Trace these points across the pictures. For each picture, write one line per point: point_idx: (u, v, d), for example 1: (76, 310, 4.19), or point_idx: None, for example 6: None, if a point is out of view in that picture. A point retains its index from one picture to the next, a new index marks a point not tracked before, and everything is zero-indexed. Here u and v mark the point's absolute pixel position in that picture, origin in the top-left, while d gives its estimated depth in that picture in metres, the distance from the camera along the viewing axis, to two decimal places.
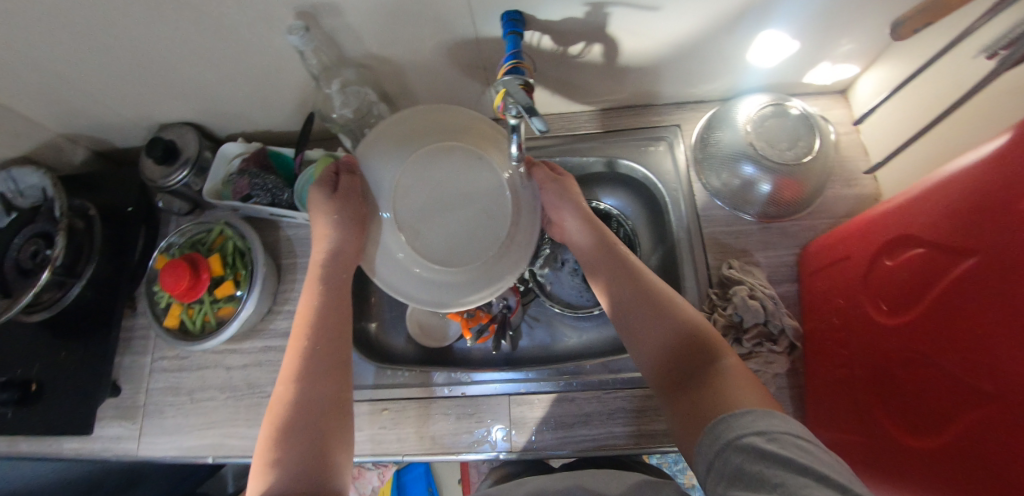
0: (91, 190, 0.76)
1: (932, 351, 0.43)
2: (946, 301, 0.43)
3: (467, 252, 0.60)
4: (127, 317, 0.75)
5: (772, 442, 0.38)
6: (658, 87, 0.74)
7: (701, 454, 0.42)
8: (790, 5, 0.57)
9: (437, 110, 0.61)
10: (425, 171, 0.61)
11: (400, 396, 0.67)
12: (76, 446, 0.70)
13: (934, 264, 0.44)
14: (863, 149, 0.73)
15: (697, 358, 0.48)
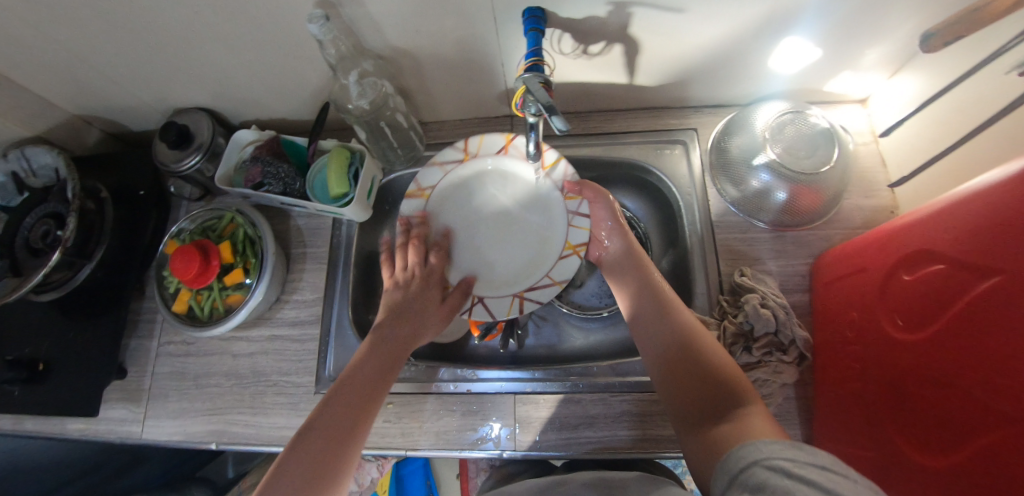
0: (104, 173, 0.76)
1: (951, 369, 0.43)
2: (967, 319, 0.42)
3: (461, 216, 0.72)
4: (135, 300, 0.75)
5: (801, 467, 0.36)
6: (678, 89, 0.73)
7: (723, 472, 0.41)
8: (817, 11, 0.56)
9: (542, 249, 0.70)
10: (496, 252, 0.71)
11: (407, 392, 0.67)
12: (80, 427, 0.71)
13: (955, 280, 0.44)
14: (881, 159, 0.73)
15: (719, 384, 0.49)
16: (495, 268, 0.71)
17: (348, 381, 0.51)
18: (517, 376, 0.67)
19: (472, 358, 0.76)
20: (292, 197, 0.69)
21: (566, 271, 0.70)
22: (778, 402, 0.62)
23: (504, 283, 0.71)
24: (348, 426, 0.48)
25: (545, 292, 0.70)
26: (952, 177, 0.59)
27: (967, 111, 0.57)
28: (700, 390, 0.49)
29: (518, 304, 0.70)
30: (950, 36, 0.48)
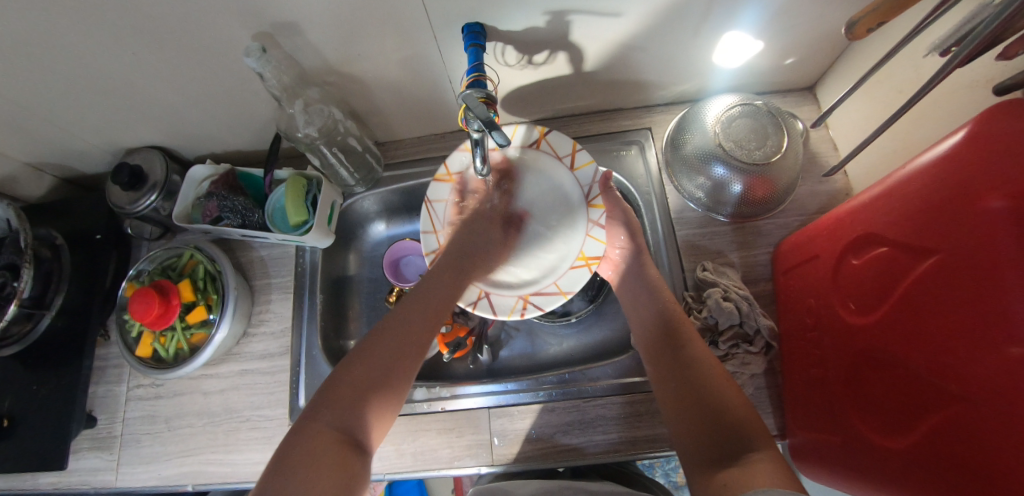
0: (59, 219, 0.75)
1: (901, 351, 0.43)
2: (911, 302, 0.43)
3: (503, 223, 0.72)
4: (100, 346, 0.73)
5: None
6: (629, 91, 0.74)
7: None
8: (751, 6, 0.57)
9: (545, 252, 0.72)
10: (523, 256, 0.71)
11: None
12: (53, 480, 0.69)
13: (898, 263, 0.45)
14: (833, 144, 0.75)
15: (732, 428, 0.48)
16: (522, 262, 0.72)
17: (392, 331, 0.56)
18: (497, 391, 0.66)
19: (448, 374, 0.75)
20: (251, 230, 0.69)
21: (575, 280, 0.68)
22: (749, 393, 0.62)
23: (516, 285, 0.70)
24: (391, 368, 0.53)
25: (549, 300, 0.67)
26: (896, 157, 0.61)
27: (905, 92, 0.59)
28: (711, 429, 0.49)
29: (521, 306, 0.67)
30: (873, 23, 0.48)
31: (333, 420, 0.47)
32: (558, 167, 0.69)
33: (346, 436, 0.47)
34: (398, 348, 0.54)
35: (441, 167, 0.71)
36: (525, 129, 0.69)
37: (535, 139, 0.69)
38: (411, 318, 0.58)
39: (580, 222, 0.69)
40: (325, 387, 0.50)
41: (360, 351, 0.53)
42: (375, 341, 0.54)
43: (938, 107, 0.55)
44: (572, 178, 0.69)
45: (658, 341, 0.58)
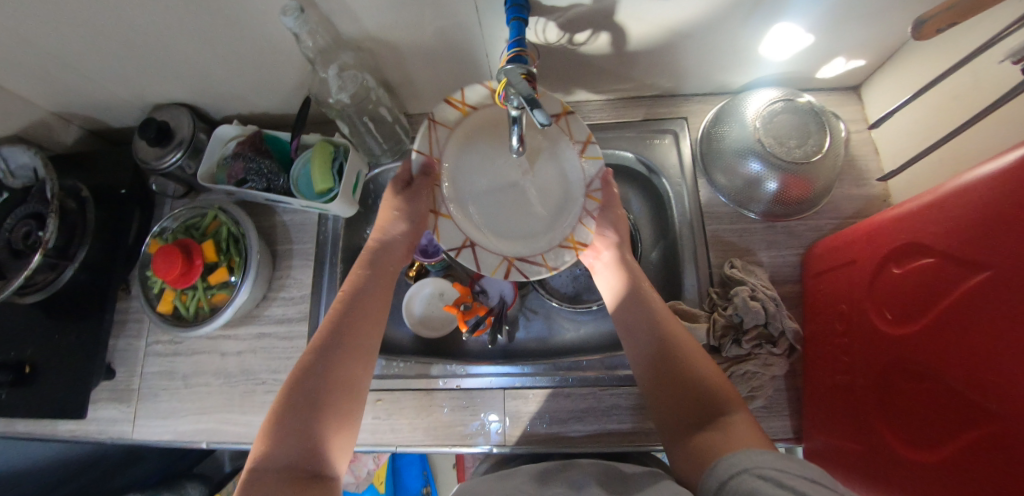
0: (84, 171, 0.75)
1: (936, 365, 0.42)
2: (953, 317, 0.41)
3: (505, 192, 0.63)
4: (121, 300, 0.74)
5: (796, 479, 0.37)
6: (668, 78, 0.72)
7: (713, 476, 0.41)
8: None
9: (527, 227, 0.63)
10: (505, 221, 0.63)
11: (406, 388, 0.66)
12: (71, 428, 0.70)
13: (944, 275, 0.43)
14: (873, 148, 0.73)
15: (709, 401, 0.48)
16: (504, 223, 0.63)
17: (333, 366, 0.49)
18: (513, 373, 0.66)
19: (462, 351, 0.75)
20: (275, 194, 0.68)
21: (559, 259, 0.63)
22: (768, 394, 0.62)
23: (492, 242, 0.62)
24: (333, 391, 0.48)
25: (534, 270, 0.62)
26: (945, 166, 0.59)
27: (964, 98, 0.56)
28: (683, 400, 0.49)
29: (505, 269, 0.62)
30: (943, 23, 0.46)
31: (284, 459, 0.43)
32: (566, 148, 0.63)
33: (302, 472, 0.43)
34: (344, 382, 0.49)
35: (458, 92, 0.62)
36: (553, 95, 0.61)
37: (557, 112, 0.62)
38: (353, 343, 0.51)
39: (575, 207, 0.63)
40: (270, 425, 0.45)
41: (302, 389, 0.47)
42: (317, 381, 0.48)
43: (999, 115, 0.52)
44: (575, 165, 0.63)
45: (638, 321, 0.56)
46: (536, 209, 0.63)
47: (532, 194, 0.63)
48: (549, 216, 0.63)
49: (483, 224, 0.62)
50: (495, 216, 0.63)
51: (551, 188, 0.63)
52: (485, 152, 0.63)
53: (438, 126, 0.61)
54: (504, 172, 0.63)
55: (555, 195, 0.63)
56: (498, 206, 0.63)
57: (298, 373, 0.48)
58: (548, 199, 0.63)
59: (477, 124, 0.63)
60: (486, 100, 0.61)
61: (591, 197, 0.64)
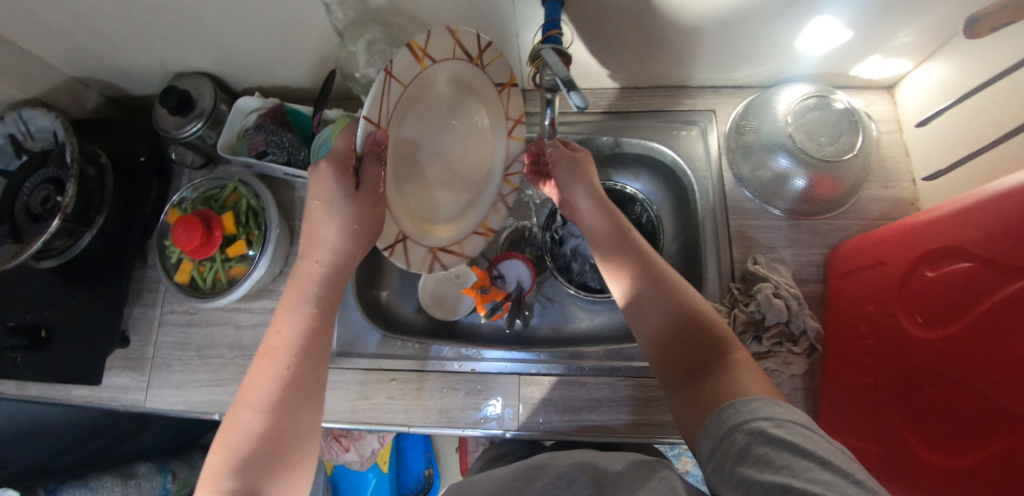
0: (103, 137, 0.74)
1: (966, 370, 0.42)
2: (988, 323, 0.40)
3: (438, 164, 0.59)
4: (137, 269, 0.74)
5: (782, 429, 0.36)
6: (699, 69, 0.70)
7: (708, 433, 0.41)
8: None
9: (450, 207, 0.62)
10: (432, 199, 0.60)
11: (405, 367, 0.66)
12: (84, 394, 0.71)
13: (980, 280, 0.42)
14: (904, 150, 0.71)
15: (706, 348, 0.47)
16: (433, 202, 0.60)
17: (272, 424, 0.43)
18: (519, 358, 0.66)
19: (476, 335, 0.75)
20: (296, 168, 0.68)
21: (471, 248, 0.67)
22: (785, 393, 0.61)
23: (422, 225, 0.59)
24: (281, 448, 0.43)
25: (451, 261, 0.65)
26: (981, 170, 0.58)
27: (1004, 102, 0.55)
28: (679, 346, 0.49)
29: (430, 261, 0.62)
30: (998, 22, 0.44)
31: None
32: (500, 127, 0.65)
33: None
34: (287, 438, 0.44)
35: (423, 37, 0.50)
36: (505, 62, 0.60)
37: (504, 82, 0.62)
38: (292, 399, 0.45)
39: (490, 193, 0.67)
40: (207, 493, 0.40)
41: (236, 455, 0.42)
42: (252, 444, 0.42)
43: None
44: (501, 143, 0.66)
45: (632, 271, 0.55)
46: (463, 186, 0.63)
47: (461, 171, 0.63)
48: (472, 196, 0.65)
49: (416, 202, 0.58)
50: (424, 194, 0.59)
51: (473, 160, 0.64)
52: (428, 114, 0.56)
53: (393, 81, 0.48)
54: (437, 139, 0.58)
55: (481, 173, 0.65)
56: (429, 181, 0.58)
57: (231, 435, 0.43)
58: (471, 175, 0.64)
59: (431, 79, 0.54)
60: (445, 53, 0.53)
61: (509, 180, 0.68)
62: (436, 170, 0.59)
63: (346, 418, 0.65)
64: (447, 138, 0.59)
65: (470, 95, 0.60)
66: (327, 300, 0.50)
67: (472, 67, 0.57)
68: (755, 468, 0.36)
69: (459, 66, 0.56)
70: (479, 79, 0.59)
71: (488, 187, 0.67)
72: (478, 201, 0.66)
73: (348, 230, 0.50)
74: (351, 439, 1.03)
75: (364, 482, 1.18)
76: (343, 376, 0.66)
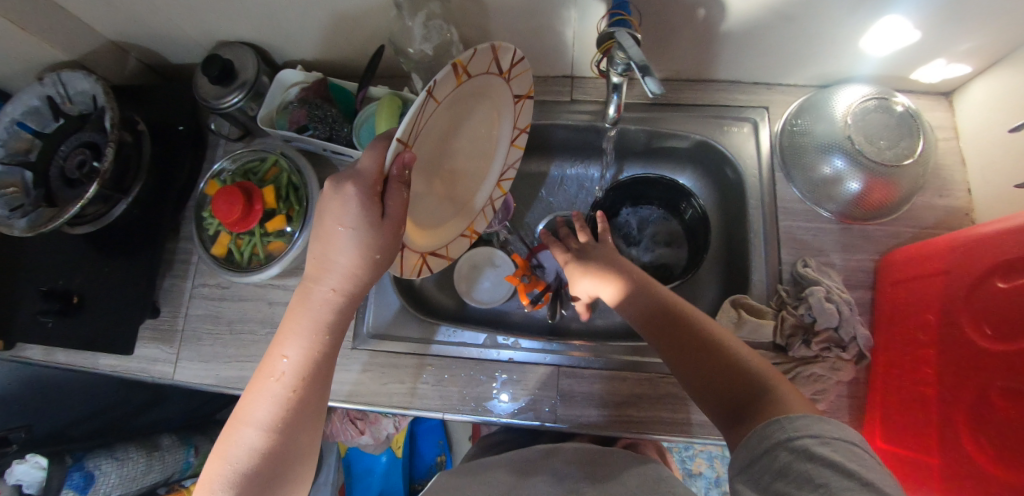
0: (140, 105, 0.73)
1: None
2: None
3: (443, 173, 0.57)
4: (170, 240, 0.73)
5: (829, 449, 0.34)
6: (755, 64, 0.68)
7: (747, 446, 0.38)
8: None
9: (443, 214, 0.60)
10: (432, 206, 0.57)
11: (409, 352, 0.65)
12: (112, 363, 0.70)
13: None
14: (961, 159, 0.68)
15: (742, 378, 0.43)
16: (431, 209, 0.57)
17: (272, 447, 0.44)
18: (533, 349, 0.65)
19: (508, 322, 0.75)
20: (338, 145, 0.66)
21: (458, 248, 0.66)
22: (831, 399, 0.59)
23: (419, 234, 0.56)
24: (278, 470, 0.44)
25: (438, 264, 0.63)
26: None
27: None
28: (716, 381, 0.45)
29: (420, 264, 0.59)
30: None
31: None
32: (504, 133, 0.65)
33: None
34: (285, 459, 0.44)
35: (469, 56, 0.47)
36: (526, 77, 0.61)
37: (521, 94, 0.63)
38: (293, 425, 0.44)
39: (485, 194, 0.67)
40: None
41: (236, 470, 0.43)
42: (252, 464, 0.43)
43: None
44: (503, 149, 0.66)
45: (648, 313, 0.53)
46: (460, 193, 0.62)
47: (460, 179, 0.60)
48: (465, 201, 0.64)
49: (419, 210, 0.55)
50: (428, 201, 0.56)
51: (477, 169, 0.63)
52: (449, 129, 0.53)
53: (431, 100, 0.45)
54: (450, 150, 0.56)
55: (478, 180, 0.65)
56: (432, 189, 0.56)
57: (231, 450, 0.43)
58: (472, 183, 0.63)
59: (462, 94, 0.51)
60: (483, 65, 0.50)
61: (500, 185, 0.69)
62: (439, 179, 0.57)
63: (379, 402, 0.64)
64: (458, 147, 0.57)
65: (489, 106, 0.58)
66: (336, 329, 0.47)
67: (500, 80, 0.56)
68: (796, 485, 0.34)
69: (488, 80, 0.54)
70: (501, 90, 0.58)
71: (480, 194, 0.66)
72: (469, 208, 0.66)
73: (365, 261, 0.44)
74: (367, 422, 1.03)
75: (375, 463, 1.20)
76: (376, 358, 0.65)
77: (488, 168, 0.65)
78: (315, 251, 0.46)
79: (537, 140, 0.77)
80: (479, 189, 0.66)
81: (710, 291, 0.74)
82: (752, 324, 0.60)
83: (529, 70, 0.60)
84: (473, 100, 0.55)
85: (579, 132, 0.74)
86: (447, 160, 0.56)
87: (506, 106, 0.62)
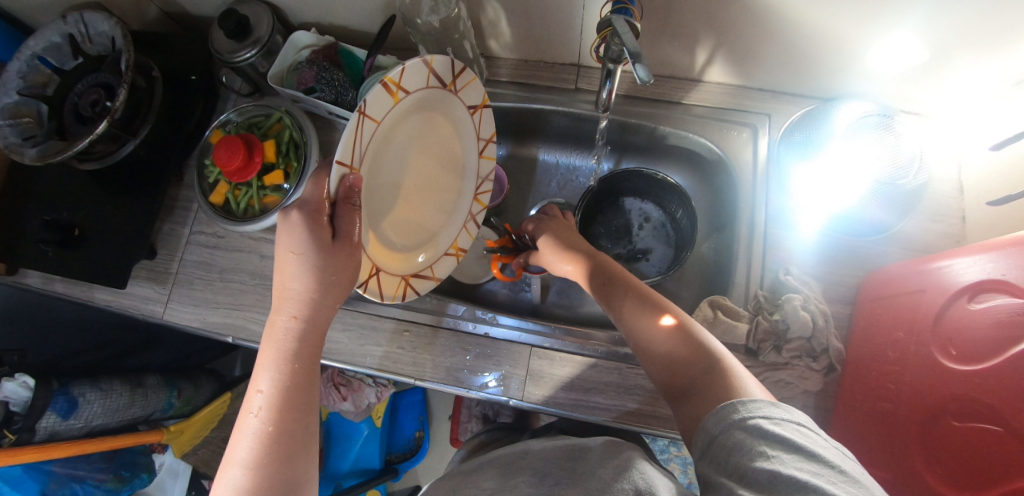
0: (156, 52, 0.75)
1: (989, 402, 0.40)
2: (1012, 359, 0.39)
3: (407, 193, 0.58)
4: (173, 186, 0.75)
5: (780, 426, 0.34)
6: (761, 69, 0.68)
7: (704, 429, 0.38)
8: (930, 6, 0.51)
9: (417, 234, 0.61)
10: (404, 227, 0.58)
11: (424, 322, 0.67)
12: (106, 297, 0.72)
13: (1015, 321, 0.39)
14: (959, 187, 0.67)
15: (696, 363, 0.43)
16: (404, 230, 0.59)
17: (260, 488, 0.38)
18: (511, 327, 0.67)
19: (492, 301, 0.78)
20: (343, 109, 0.68)
21: (443, 270, 0.66)
22: (794, 407, 0.60)
23: (395, 258, 0.57)
24: None
25: (425, 285, 0.63)
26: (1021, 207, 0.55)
27: None
28: (674, 364, 0.45)
29: (403, 291, 0.59)
30: None
31: None
32: (472, 148, 0.66)
33: None
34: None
35: (398, 72, 0.48)
36: (477, 86, 0.61)
37: (476, 104, 0.63)
38: (280, 458, 0.40)
39: (463, 212, 0.68)
40: None
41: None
42: None
43: None
44: (473, 161, 0.67)
45: (612, 298, 0.53)
46: (433, 213, 0.63)
47: (427, 199, 0.62)
48: (440, 220, 0.65)
49: (389, 232, 0.56)
50: (398, 223, 0.57)
51: (443, 186, 0.64)
52: (398, 146, 0.54)
53: (366, 120, 0.46)
54: (408, 167, 0.57)
55: (449, 196, 0.65)
56: (399, 209, 0.57)
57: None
58: (442, 200, 0.64)
59: (404, 111, 0.52)
60: (418, 79, 0.51)
61: (479, 199, 0.70)
62: (406, 202, 0.58)
63: (355, 361, 0.66)
64: (418, 163, 0.58)
65: (442, 120, 0.59)
66: (306, 356, 0.44)
67: (446, 92, 0.57)
68: (749, 459, 0.33)
69: (431, 93, 0.55)
70: (451, 102, 0.59)
71: (456, 207, 0.67)
72: (446, 220, 0.66)
73: (321, 285, 0.45)
74: (350, 389, 1.05)
75: (355, 431, 1.21)
76: (357, 318, 0.67)
77: (456, 182, 0.66)
78: (275, 281, 0.46)
79: (539, 127, 0.79)
80: (451, 205, 0.66)
81: (691, 291, 0.76)
82: (725, 325, 0.61)
83: (478, 78, 0.60)
84: (419, 114, 0.55)
85: (581, 122, 0.75)
86: (408, 178, 0.57)
87: (465, 119, 0.62)
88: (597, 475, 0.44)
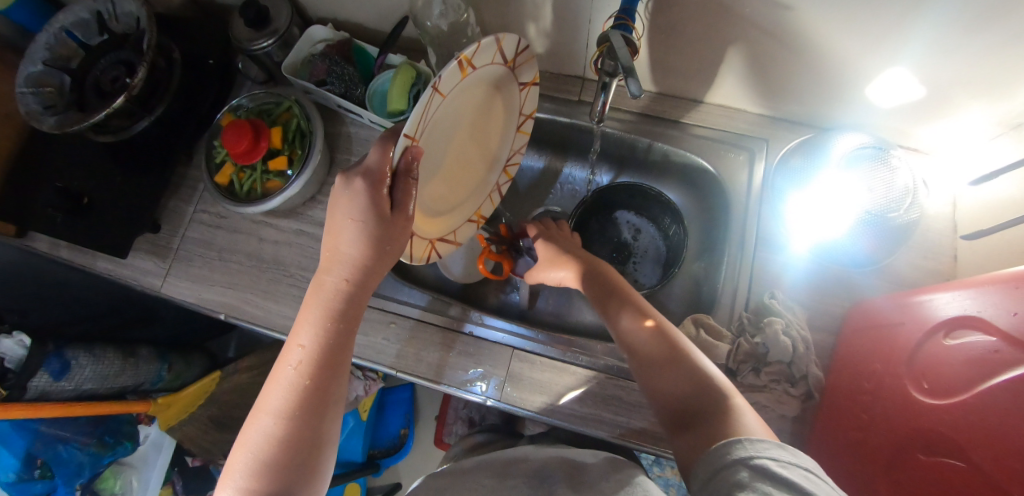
0: (179, 35, 0.78)
1: (954, 439, 0.40)
2: (976, 398, 0.39)
3: (451, 161, 0.59)
4: (182, 165, 0.78)
5: (787, 469, 0.32)
6: (760, 95, 0.69)
7: (706, 463, 0.36)
8: (922, 45, 0.52)
9: (451, 199, 0.63)
10: (442, 192, 0.60)
11: (435, 325, 0.68)
12: (107, 267, 0.74)
13: (984, 362, 0.40)
14: (954, 226, 0.67)
15: (691, 386, 0.44)
16: (441, 195, 0.60)
17: (290, 428, 0.41)
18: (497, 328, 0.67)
19: (482, 302, 0.79)
20: (351, 103, 0.69)
21: (465, 235, 0.68)
22: None
23: (430, 222, 0.59)
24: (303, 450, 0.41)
25: (446, 249, 0.65)
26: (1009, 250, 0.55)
27: None
28: (669, 384, 0.45)
29: (429, 253, 0.61)
30: None
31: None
32: (514, 120, 0.67)
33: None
34: (307, 445, 0.41)
35: (473, 50, 0.48)
36: (533, 65, 0.62)
37: (527, 82, 0.63)
38: (312, 406, 0.42)
39: (491, 182, 0.70)
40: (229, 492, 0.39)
41: (255, 457, 0.40)
42: (270, 448, 0.40)
43: None
44: (510, 135, 0.68)
45: (609, 311, 0.54)
46: (469, 180, 0.64)
47: (468, 166, 0.63)
48: (473, 187, 0.66)
49: (429, 196, 0.57)
50: (438, 188, 0.59)
51: (482, 154, 0.65)
52: (455, 115, 0.54)
53: (437, 95, 0.47)
54: (457, 136, 0.58)
55: (484, 166, 0.67)
56: (442, 176, 0.58)
57: (249, 438, 0.41)
58: (478, 168, 0.66)
59: (468, 84, 0.53)
60: (487, 54, 0.51)
61: (507, 170, 0.72)
62: (449, 169, 0.59)
63: None
64: (466, 133, 0.59)
65: (495, 94, 0.60)
66: (348, 315, 0.47)
67: (505, 69, 0.58)
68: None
69: (494, 69, 0.55)
70: (506, 78, 0.59)
71: (488, 177, 0.69)
72: (477, 187, 0.68)
73: (375, 254, 0.46)
74: None
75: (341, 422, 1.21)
76: None
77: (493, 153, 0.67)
78: (329, 242, 0.47)
79: (542, 134, 0.81)
80: (484, 173, 0.68)
81: (679, 308, 0.76)
82: (706, 344, 0.62)
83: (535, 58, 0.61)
84: (477, 88, 0.56)
85: (581, 133, 0.77)
86: (454, 146, 0.58)
87: (516, 95, 0.63)
88: (598, 488, 0.45)
